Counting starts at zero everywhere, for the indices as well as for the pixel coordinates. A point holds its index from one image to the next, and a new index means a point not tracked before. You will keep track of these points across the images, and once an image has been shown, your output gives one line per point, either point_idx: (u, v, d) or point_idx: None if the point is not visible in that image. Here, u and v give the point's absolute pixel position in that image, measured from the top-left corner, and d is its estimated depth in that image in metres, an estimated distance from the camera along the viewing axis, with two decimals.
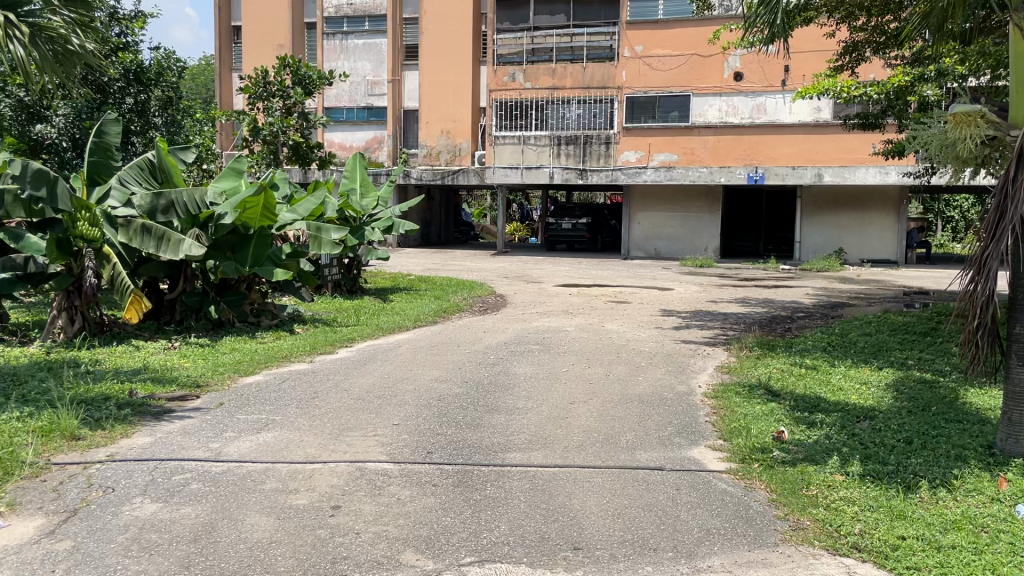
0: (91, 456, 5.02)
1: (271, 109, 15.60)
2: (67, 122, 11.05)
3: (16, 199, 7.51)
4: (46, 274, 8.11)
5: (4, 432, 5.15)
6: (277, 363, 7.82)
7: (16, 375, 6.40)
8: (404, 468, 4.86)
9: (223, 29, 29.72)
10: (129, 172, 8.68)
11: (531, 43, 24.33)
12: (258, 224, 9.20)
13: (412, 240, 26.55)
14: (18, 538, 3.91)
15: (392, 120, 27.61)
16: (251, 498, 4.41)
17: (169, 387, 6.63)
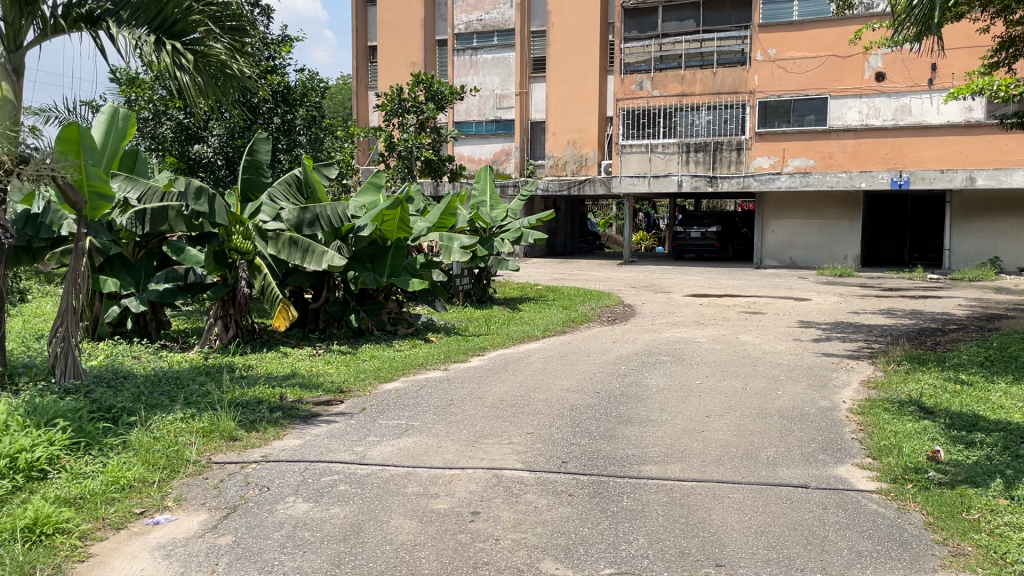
0: (248, 456, 5.35)
1: (405, 125, 16.14)
2: (221, 141, 11.84)
3: (178, 214, 8.07)
4: (204, 284, 8.59)
5: (172, 431, 5.54)
6: (413, 371, 8.06)
7: (179, 379, 6.88)
8: (540, 477, 4.90)
9: (360, 49, 31.01)
10: (277, 188, 9.13)
11: (659, 51, 24.08)
12: (395, 236, 9.53)
13: (539, 250, 26.79)
14: (186, 531, 4.21)
15: (520, 133, 27.97)
16: (395, 500, 4.57)
17: (315, 392, 6.96)
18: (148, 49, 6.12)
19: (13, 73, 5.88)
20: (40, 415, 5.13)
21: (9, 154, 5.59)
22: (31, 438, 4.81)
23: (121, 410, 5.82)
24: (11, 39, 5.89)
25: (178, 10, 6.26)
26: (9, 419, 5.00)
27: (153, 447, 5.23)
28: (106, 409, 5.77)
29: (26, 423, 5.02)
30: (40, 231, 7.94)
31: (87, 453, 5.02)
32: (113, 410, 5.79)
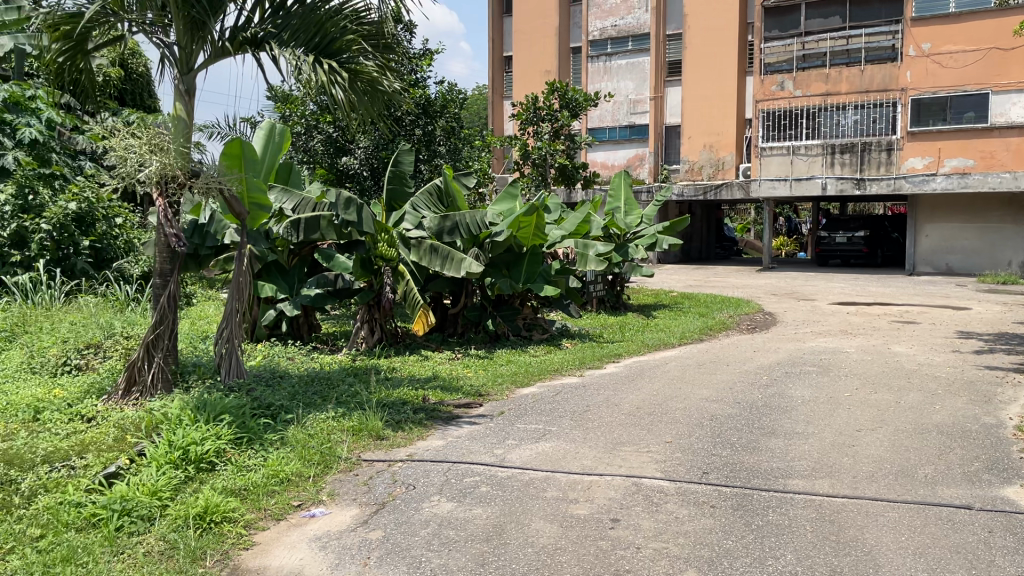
0: (394, 455, 5.57)
1: (540, 133, 16.29)
2: (367, 153, 12.38)
3: (329, 223, 8.55)
4: (351, 289, 9.12)
5: (325, 429, 5.85)
6: (549, 376, 8.14)
7: (330, 379, 7.25)
8: (680, 487, 4.85)
9: (495, 59, 31.60)
10: (419, 198, 9.42)
11: (802, 49, 23.11)
12: (531, 243, 9.66)
13: (673, 256, 26.40)
14: (339, 524, 4.43)
15: (655, 137, 27.71)
16: (535, 504, 4.63)
17: (455, 394, 7.17)
18: (307, 68, 6.46)
19: (186, 93, 6.33)
20: (208, 410, 5.52)
21: (182, 169, 6.06)
22: (201, 432, 5.19)
23: (279, 408, 6.19)
24: (184, 63, 6.34)
25: (335, 30, 6.64)
26: (182, 414, 5.42)
27: (308, 443, 5.54)
28: (266, 406, 6.17)
29: (197, 418, 5.43)
30: (207, 239, 8.58)
31: (249, 448, 5.38)
32: (272, 408, 6.18)
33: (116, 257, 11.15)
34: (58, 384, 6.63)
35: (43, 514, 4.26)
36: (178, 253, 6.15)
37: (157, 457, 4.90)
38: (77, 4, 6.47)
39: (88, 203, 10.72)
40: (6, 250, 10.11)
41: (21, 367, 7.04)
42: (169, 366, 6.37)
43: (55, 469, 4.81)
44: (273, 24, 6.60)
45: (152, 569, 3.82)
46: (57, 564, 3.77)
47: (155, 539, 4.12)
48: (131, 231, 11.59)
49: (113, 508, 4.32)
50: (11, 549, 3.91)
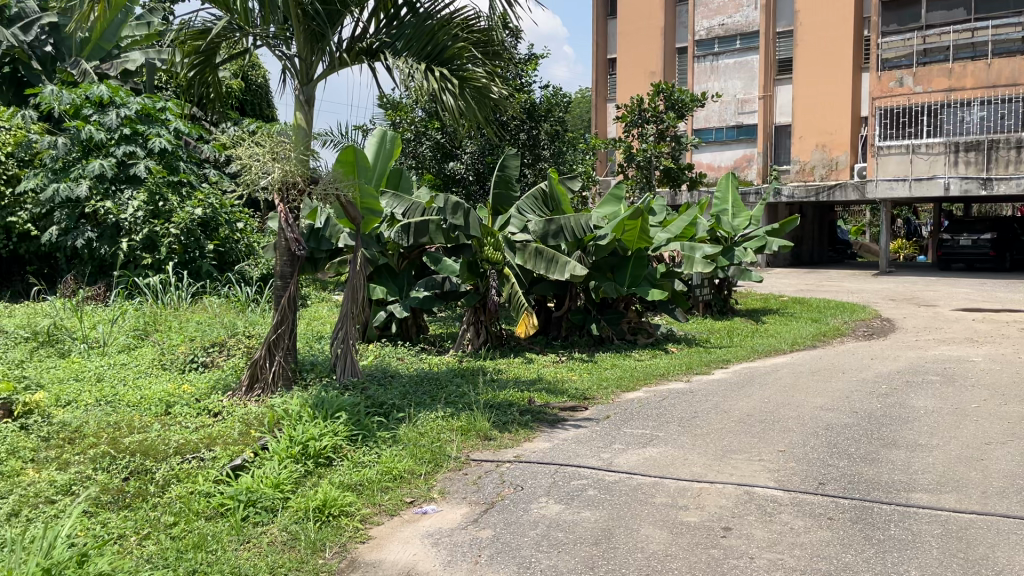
0: (502, 455, 5.65)
1: (645, 135, 16.15)
2: (473, 158, 12.60)
3: (437, 227, 8.75)
4: (458, 292, 9.38)
5: (434, 428, 5.98)
6: (654, 381, 8.06)
7: (438, 380, 7.41)
8: (795, 497, 4.72)
9: (599, 62, 31.52)
10: (525, 202, 9.48)
11: (923, 44, 22.15)
12: (635, 246, 9.57)
13: (781, 260, 25.64)
14: (451, 522, 4.53)
15: (764, 138, 27.00)
16: (645, 509, 4.60)
17: (561, 397, 7.19)
18: (418, 76, 6.60)
19: (305, 103, 6.62)
20: (325, 407, 5.74)
21: (302, 176, 6.34)
22: (319, 427, 5.41)
23: (390, 406, 6.38)
24: (305, 74, 6.60)
25: (447, 37, 6.76)
26: (301, 410, 5.66)
27: (419, 441, 5.69)
28: (378, 404, 6.38)
29: (315, 415, 5.64)
30: (322, 243, 8.93)
31: (364, 444, 5.57)
32: (384, 406, 6.38)
33: (238, 259, 11.77)
34: (186, 380, 7.03)
35: (176, 502, 4.53)
36: (298, 256, 6.45)
37: (279, 451, 5.13)
38: (206, 21, 6.90)
39: (212, 209, 11.35)
40: (139, 253, 10.83)
41: (153, 364, 7.48)
42: (289, 365, 6.67)
43: (187, 460, 5.10)
44: (388, 35, 6.83)
45: (275, 558, 4.00)
46: (189, 550, 4.00)
47: (278, 530, 4.32)
48: (252, 234, 12.16)
49: (239, 498, 4.56)
50: (146, 534, 4.17)
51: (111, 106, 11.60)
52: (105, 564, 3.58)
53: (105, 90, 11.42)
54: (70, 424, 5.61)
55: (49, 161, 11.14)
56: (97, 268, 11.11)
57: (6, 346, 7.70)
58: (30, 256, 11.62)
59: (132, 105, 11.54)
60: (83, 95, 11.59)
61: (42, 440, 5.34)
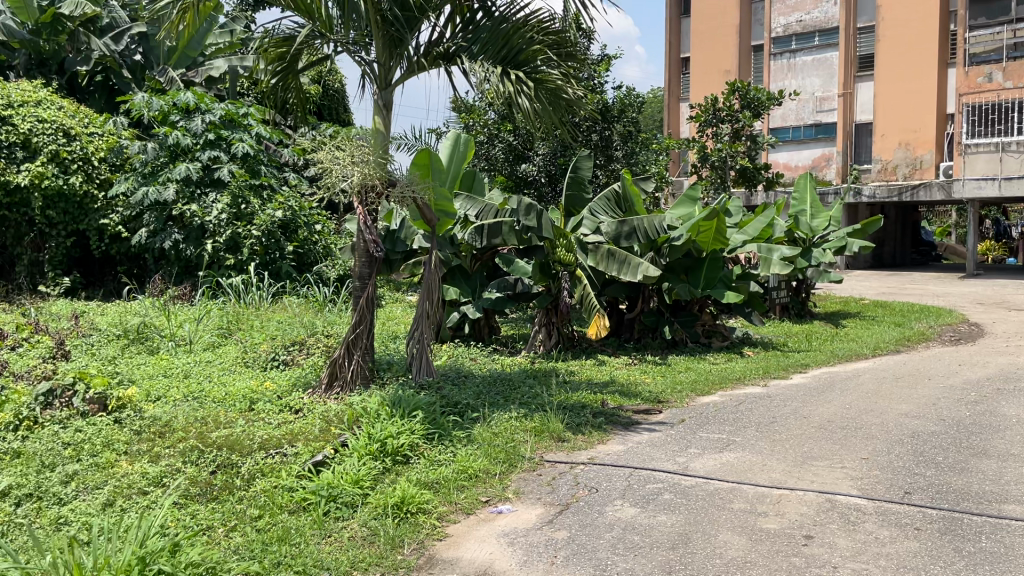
0: (576, 457, 5.65)
1: (720, 134, 15.90)
2: (546, 160, 12.63)
3: (511, 228, 8.78)
4: (531, 293, 9.39)
5: (508, 429, 6.02)
6: (730, 385, 7.94)
7: (511, 380, 7.45)
8: (879, 506, 4.59)
9: (672, 61, 31.17)
10: (598, 203, 9.47)
11: (1013, 37, 21.25)
12: (710, 247, 9.42)
13: (861, 262, 24.90)
14: (527, 522, 4.56)
15: (843, 136, 26.30)
16: (722, 515, 4.54)
17: (634, 400, 7.15)
18: (495, 79, 6.66)
19: (384, 108, 6.76)
20: (403, 405, 5.84)
21: (381, 178, 6.47)
22: (397, 425, 5.51)
23: (465, 406, 6.45)
24: (383, 78, 6.73)
25: (522, 40, 6.81)
26: (379, 408, 5.77)
27: (494, 441, 5.73)
28: (453, 404, 6.46)
29: (393, 413, 5.75)
30: (397, 244, 9.09)
31: (439, 443, 5.65)
32: (458, 405, 6.45)
33: (316, 260, 12.06)
34: (268, 377, 7.24)
35: (261, 496, 4.67)
36: (376, 258, 6.60)
37: (358, 448, 5.24)
38: (289, 29, 7.10)
39: (291, 211, 11.68)
40: (222, 254, 11.23)
41: (237, 361, 7.73)
42: (366, 364, 6.81)
43: (270, 455, 5.25)
44: (465, 38, 6.91)
45: (356, 552, 4.10)
46: (273, 543, 4.13)
47: (358, 525, 4.42)
48: (329, 236, 12.44)
49: (321, 494, 4.68)
50: (234, 526, 4.32)
51: (197, 112, 12.01)
52: (195, 554, 3.72)
53: (190, 97, 11.83)
54: (160, 418, 5.84)
55: (139, 165, 11.61)
56: (183, 268, 11.55)
57: (101, 343, 8.06)
58: (122, 256, 12.15)
59: (217, 111, 11.93)
60: (171, 102, 12.03)
61: (135, 433, 5.57)
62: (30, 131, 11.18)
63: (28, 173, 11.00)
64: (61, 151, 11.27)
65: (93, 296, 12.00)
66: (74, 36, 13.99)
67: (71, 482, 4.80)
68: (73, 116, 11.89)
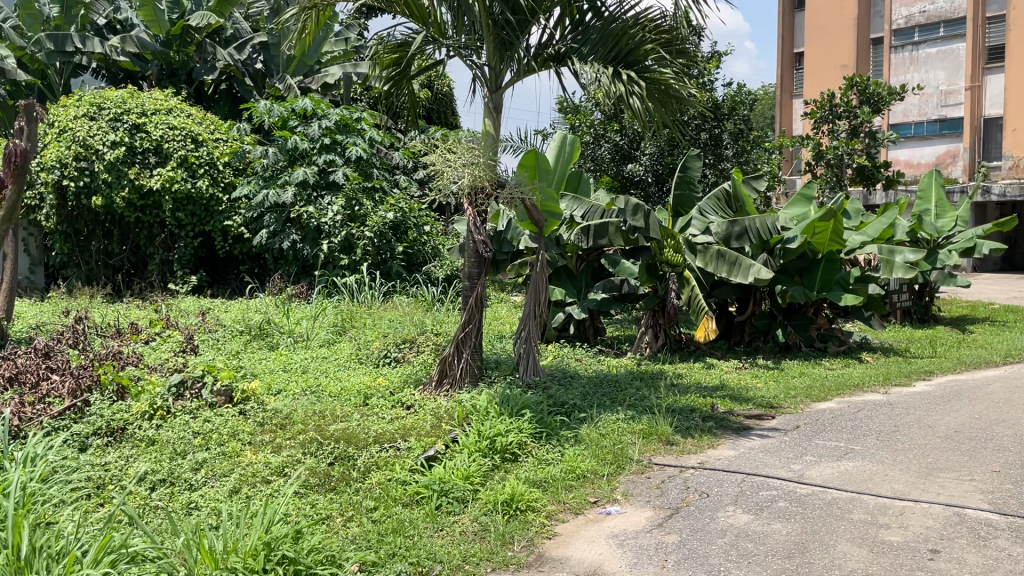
0: (686, 461, 5.57)
1: (837, 131, 15.31)
2: (653, 159, 12.49)
3: (617, 229, 8.74)
4: (637, 295, 9.33)
5: (615, 430, 5.99)
6: (847, 392, 7.63)
7: (618, 382, 7.41)
8: (1012, 522, 4.33)
9: (786, 57, 30.27)
10: (707, 203, 9.31)
11: None
12: (826, 249, 9.15)
13: (989, 264, 23.49)
14: (636, 524, 4.53)
15: (971, 132, 24.92)
16: (841, 525, 4.39)
17: (746, 405, 6.99)
18: (607, 78, 6.64)
19: (494, 110, 6.85)
20: (511, 404, 5.90)
21: (490, 179, 6.58)
22: (505, 423, 5.57)
23: (572, 406, 6.47)
24: (494, 81, 6.83)
25: (632, 40, 6.79)
26: (489, 406, 5.86)
27: (602, 442, 5.72)
28: (560, 404, 6.48)
29: (502, 412, 5.82)
30: (504, 245, 9.23)
31: (547, 442, 5.68)
32: (565, 405, 6.48)
33: (425, 261, 12.33)
34: (381, 373, 7.46)
35: (377, 488, 4.83)
36: (485, 258, 6.72)
37: (468, 445, 5.33)
38: (403, 35, 7.33)
39: (401, 213, 11.97)
40: (337, 254, 11.64)
41: (351, 357, 8.00)
42: (475, 362, 6.93)
43: (385, 449, 5.41)
44: (574, 40, 6.90)
45: (468, 548, 4.17)
46: (388, 534, 4.26)
47: (469, 520, 4.51)
48: (438, 237, 12.71)
49: (434, 488, 4.79)
50: (351, 516, 4.47)
51: (314, 118, 12.47)
52: (316, 541, 3.86)
53: (308, 103, 12.29)
54: (281, 411, 6.12)
55: (260, 169, 12.16)
56: (300, 267, 12.04)
57: (225, 339, 8.49)
58: (244, 256, 12.76)
59: (332, 116, 12.34)
60: (290, 108, 12.53)
61: (259, 425, 5.85)
62: (162, 138, 11.91)
63: (159, 177, 11.73)
64: (189, 156, 11.95)
65: (218, 293, 12.66)
66: (202, 48, 14.81)
67: (200, 469, 5.08)
68: (200, 123, 12.56)
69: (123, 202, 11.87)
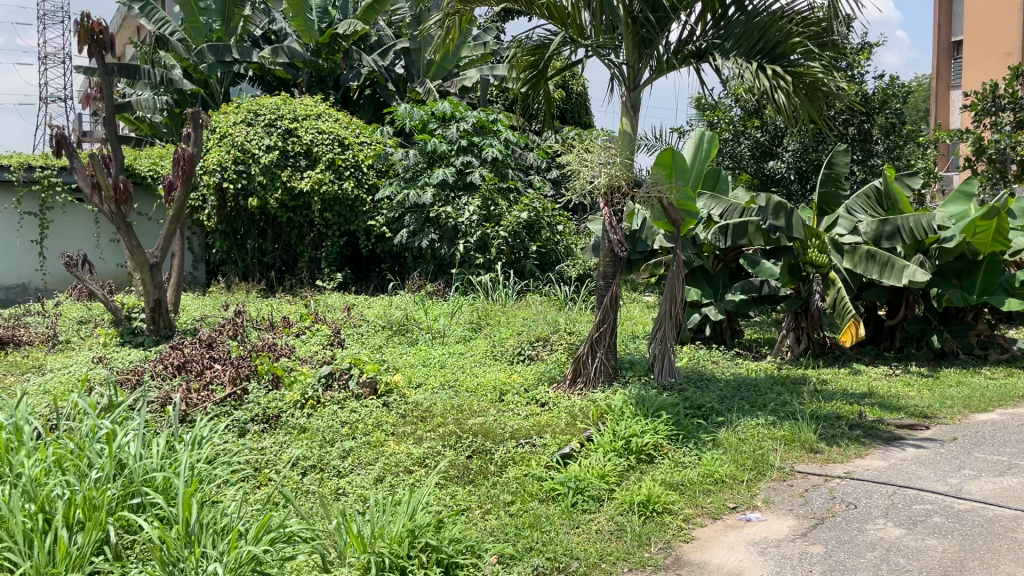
0: (831, 470, 5.35)
1: (1000, 124, 14.26)
2: (795, 156, 12.04)
3: (757, 228, 8.46)
4: (778, 296, 9.07)
5: (755, 435, 5.83)
6: (1011, 404, 7.11)
7: (757, 386, 7.20)
8: None
9: (943, 48, 28.48)
10: (856, 201, 8.94)
11: None
12: (988, 250, 8.59)
13: None
14: (778, 533, 4.39)
15: None
16: (1003, 544, 4.10)
17: (896, 414, 6.63)
18: (750, 73, 6.44)
19: (632, 109, 6.83)
20: (647, 405, 5.86)
21: (626, 178, 6.54)
22: (641, 424, 5.54)
23: (709, 409, 6.35)
24: (631, 79, 6.79)
25: (780, 32, 6.56)
26: (625, 406, 5.83)
27: (741, 447, 5.57)
28: (697, 406, 6.37)
29: (638, 412, 5.79)
30: (637, 245, 9.20)
31: (685, 444, 5.61)
32: (702, 408, 6.36)
33: (558, 260, 12.41)
34: (516, 370, 7.57)
35: (514, 482, 4.91)
36: (620, 258, 6.69)
37: (603, 444, 5.33)
38: (541, 37, 7.40)
39: (535, 212, 12.12)
40: (472, 253, 11.90)
41: (487, 354, 8.17)
42: (610, 361, 6.91)
43: (521, 445, 5.50)
44: (716, 36, 6.78)
45: (605, 546, 4.18)
46: (525, 528, 4.33)
47: (606, 519, 4.51)
48: (571, 236, 12.75)
49: (569, 485, 4.83)
50: (489, 509, 4.58)
51: (452, 120, 12.78)
52: (456, 531, 3.95)
53: (446, 106, 12.63)
54: (422, 404, 6.34)
55: (401, 170, 12.58)
56: (437, 266, 12.38)
57: (369, 333, 8.87)
58: (385, 255, 13.28)
59: (470, 118, 12.62)
60: (429, 111, 12.90)
61: (401, 416, 6.08)
62: (311, 142, 12.56)
63: (309, 179, 12.38)
64: (336, 159, 12.52)
65: (361, 290, 13.24)
66: (349, 55, 15.51)
67: (348, 457, 5.33)
68: (346, 128, 13.14)
69: (276, 203, 12.59)
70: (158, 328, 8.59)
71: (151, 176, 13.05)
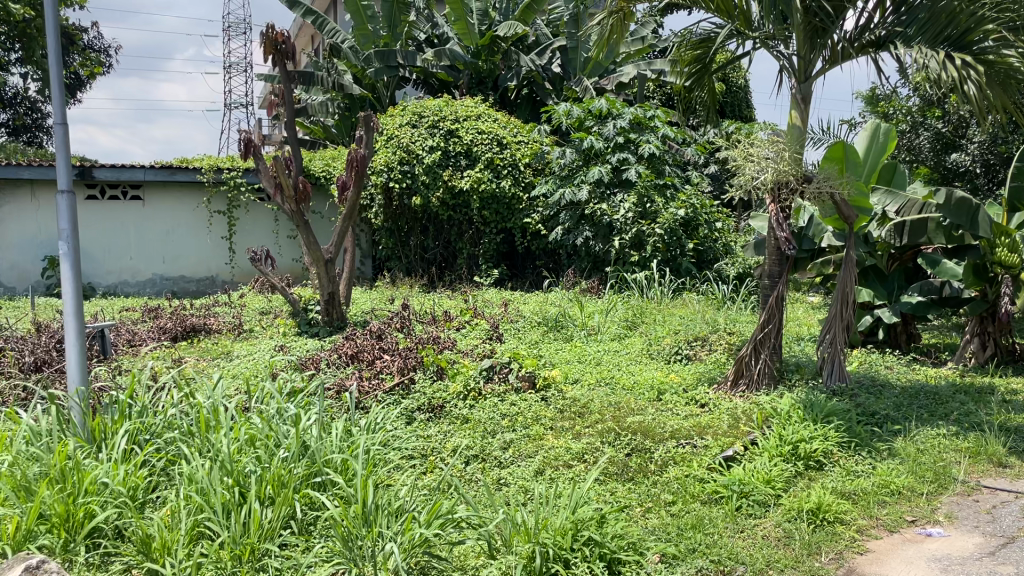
0: (1023, 487, 4.95)
1: None
2: (981, 148, 11.15)
3: (937, 226, 7.93)
4: (961, 298, 8.44)
5: (935, 445, 5.48)
6: None
7: (938, 395, 6.74)
8: None
9: None
10: None
11: None
12: None
13: None
14: (963, 550, 4.13)
15: None
16: None
17: None
18: (935, 62, 6.03)
19: (802, 101, 6.57)
20: (816, 410, 5.63)
21: (796, 175, 6.28)
22: (810, 430, 5.34)
23: (884, 417, 6.01)
24: (802, 72, 6.55)
25: (971, 17, 6.07)
26: (792, 411, 5.64)
27: (920, 458, 5.24)
28: (870, 414, 6.05)
29: (806, 417, 5.58)
30: (803, 242, 8.74)
31: (857, 452, 5.35)
32: (876, 416, 6.03)
33: (716, 258, 12.14)
34: (674, 370, 7.48)
35: (675, 482, 4.86)
36: (786, 257, 6.45)
37: (769, 449, 5.18)
38: (706, 30, 7.24)
39: (693, 209, 11.90)
40: (628, 251, 11.84)
41: (643, 352, 8.11)
42: (774, 363, 6.69)
43: (681, 445, 5.44)
44: (897, 22, 6.44)
45: (770, 552, 4.07)
46: (688, 529, 4.29)
47: (772, 525, 4.39)
48: (729, 234, 12.43)
49: (733, 488, 4.72)
50: (650, 507, 4.56)
51: (609, 117, 12.74)
52: (620, 527, 3.96)
53: (604, 103, 12.62)
54: (579, 399, 6.39)
55: (558, 169, 12.70)
56: (592, 263, 12.42)
57: (526, 328, 9.02)
58: (541, 252, 13.44)
59: (627, 115, 12.55)
60: (586, 109, 12.93)
61: (559, 411, 6.15)
62: (472, 142, 12.92)
63: (469, 178, 12.74)
64: (495, 159, 12.81)
65: (517, 287, 13.50)
66: (508, 56, 15.81)
67: (508, 448, 5.47)
68: (505, 127, 13.41)
69: (438, 202, 13.05)
70: (332, 320, 9.13)
71: (324, 177, 13.86)
